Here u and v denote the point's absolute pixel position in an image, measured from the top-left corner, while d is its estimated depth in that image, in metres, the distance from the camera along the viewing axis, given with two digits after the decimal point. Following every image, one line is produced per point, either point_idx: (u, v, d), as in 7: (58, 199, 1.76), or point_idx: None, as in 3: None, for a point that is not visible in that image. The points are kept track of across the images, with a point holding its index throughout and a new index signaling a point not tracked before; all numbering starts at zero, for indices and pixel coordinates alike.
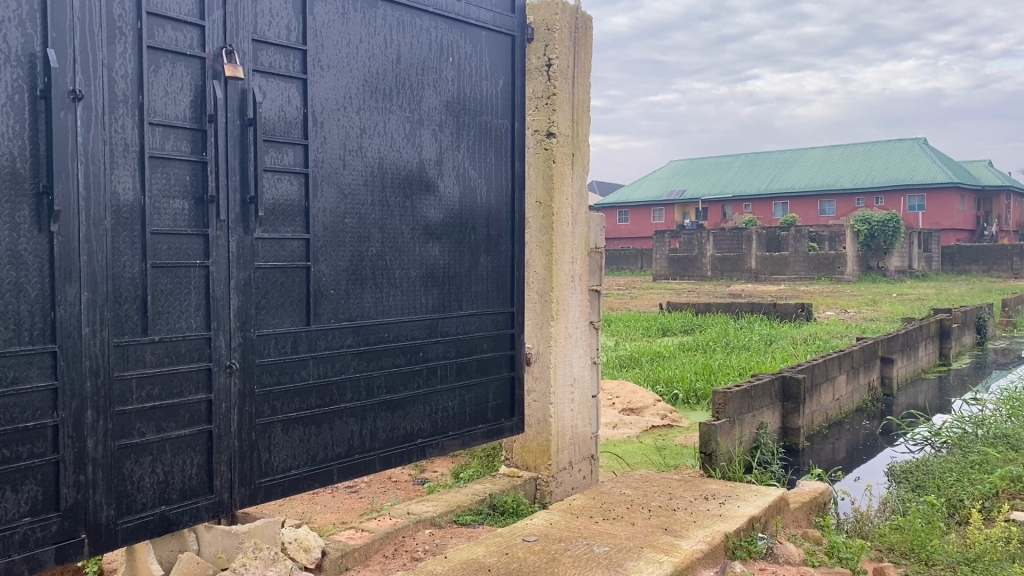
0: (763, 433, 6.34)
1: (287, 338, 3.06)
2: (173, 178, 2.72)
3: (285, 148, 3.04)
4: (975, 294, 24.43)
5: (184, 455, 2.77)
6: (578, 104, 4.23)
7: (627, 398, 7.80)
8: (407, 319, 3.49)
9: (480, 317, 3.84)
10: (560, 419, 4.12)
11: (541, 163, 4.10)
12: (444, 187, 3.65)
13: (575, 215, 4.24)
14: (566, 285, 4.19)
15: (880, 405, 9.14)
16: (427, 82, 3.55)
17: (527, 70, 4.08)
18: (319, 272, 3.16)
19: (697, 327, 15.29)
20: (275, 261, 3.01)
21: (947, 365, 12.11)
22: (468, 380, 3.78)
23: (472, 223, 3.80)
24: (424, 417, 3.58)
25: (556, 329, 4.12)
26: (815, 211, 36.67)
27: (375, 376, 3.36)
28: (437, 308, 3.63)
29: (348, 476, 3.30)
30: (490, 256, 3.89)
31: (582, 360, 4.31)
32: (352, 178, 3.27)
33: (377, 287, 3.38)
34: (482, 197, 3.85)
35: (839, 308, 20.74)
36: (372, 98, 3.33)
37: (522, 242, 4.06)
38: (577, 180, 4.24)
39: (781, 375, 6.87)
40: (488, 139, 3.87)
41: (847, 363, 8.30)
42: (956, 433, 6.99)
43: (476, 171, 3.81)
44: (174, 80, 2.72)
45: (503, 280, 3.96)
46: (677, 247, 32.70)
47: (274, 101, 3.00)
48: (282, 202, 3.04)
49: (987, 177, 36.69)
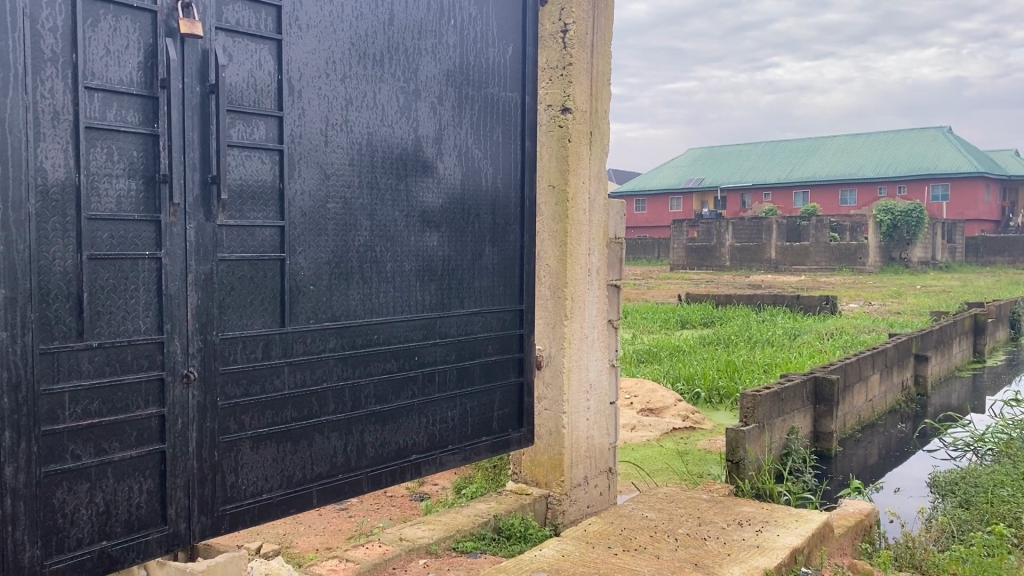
0: (793, 438, 5.88)
1: (256, 342, 2.63)
2: (117, 152, 2.29)
3: (256, 121, 2.61)
4: (1001, 287, 23.73)
5: (131, 480, 2.35)
6: (598, 76, 3.75)
7: (646, 398, 7.35)
8: (401, 319, 3.05)
9: (485, 316, 3.41)
10: (574, 430, 3.68)
11: (554, 142, 3.63)
12: (444, 168, 3.21)
13: (593, 201, 3.77)
14: (582, 278, 3.73)
15: (914, 406, 8.63)
16: (425, 48, 3.10)
17: (540, 37, 3.61)
18: (296, 266, 2.73)
19: (717, 320, 14.80)
20: (243, 252, 2.58)
21: (982, 362, 11.55)
22: (470, 387, 3.34)
23: (477, 211, 3.36)
24: (419, 430, 3.15)
25: (572, 330, 3.66)
26: (836, 200, 35.96)
27: (362, 384, 2.93)
28: (435, 306, 3.19)
29: (329, 500, 2.88)
30: (496, 247, 3.45)
31: (599, 363, 3.86)
32: (337, 157, 2.83)
33: (366, 282, 2.94)
34: (487, 180, 3.40)
35: (863, 301, 20.14)
36: (360, 64, 2.89)
37: (532, 231, 3.61)
38: (595, 162, 3.78)
39: (813, 376, 6.39)
40: (494, 114, 3.42)
41: (881, 361, 7.80)
42: (1002, 439, 6.49)
43: (481, 150, 3.36)
44: (117, 37, 2.28)
45: (510, 273, 3.52)
46: (696, 237, 32.15)
47: (242, 65, 2.56)
48: (251, 182, 2.60)
49: (1014, 167, 35.78)
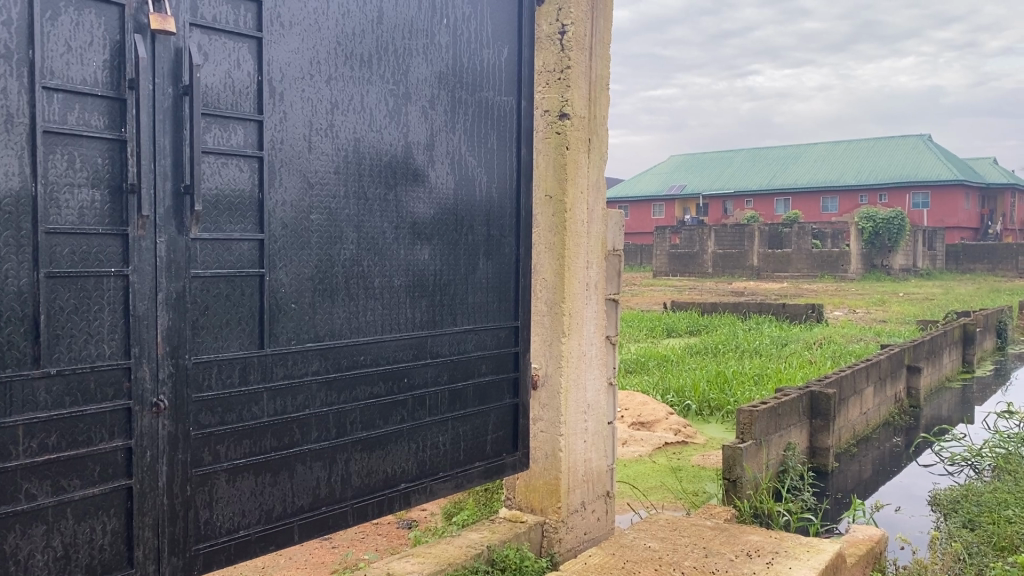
0: (790, 455, 5.71)
1: (233, 365, 2.42)
2: (79, 160, 2.08)
3: (234, 125, 2.40)
4: (981, 295, 23.79)
5: (93, 521, 2.14)
6: (597, 81, 3.58)
7: (637, 411, 7.17)
8: (389, 338, 2.85)
9: (479, 334, 3.21)
10: (571, 453, 3.49)
11: (551, 150, 3.44)
12: (436, 176, 3.01)
13: (591, 211, 3.59)
14: (580, 293, 3.54)
15: (907, 418, 8.51)
16: (416, 48, 2.90)
17: (536, 39, 3.43)
18: (276, 282, 2.53)
19: (703, 328, 14.67)
20: (218, 268, 2.37)
21: (971, 371, 11.46)
22: (463, 410, 3.14)
23: (470, 222, 3.16)
24: (409, 457, 2.94)
25: (569, 348, 3.47)
26: (818, 208, 36.06)
27: (348, 410, 2.72)
28: (426, 323, 2.99)
29: (312, 534, 2.67)
30: (491, 260, 3.25)
31: (597, 382, 3.67)
32: (321, 165, 2.63)
33: (352, 298, 2.74)
34: (481, 189, 3.20)
35: (846, 309, 20.09)
36: (347, 65, 2.69)
37: (528, 243, 3.41)
38: (593, 171, 3.60)
39: (809, 389, 6.23)
40: (489, 120, 3.22)
41: (875, 374, 7.66)
42: (1000, 454, 6.36)
43: (475, 158, 3.16)
44: (80, 32, 2.07)
45: (505, 288, 3.32)
46: (679, 243, 32.12)
47: (218, 65, 2.35)
48: (227, 192, 2.39)
49: (994, 175, 36.02)
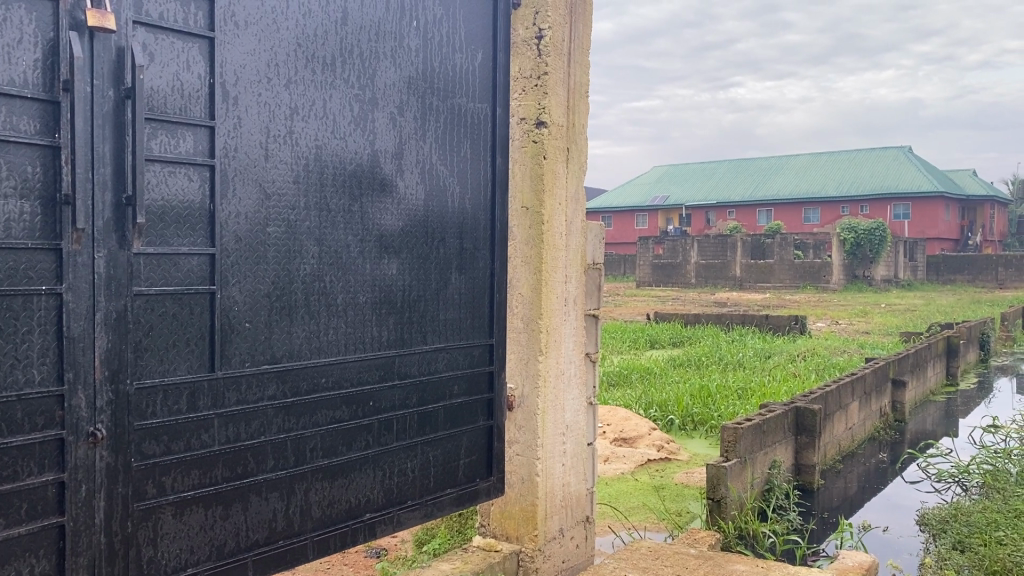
0: (775, 473, 5.56)
1: (180, 391, 2.24)
2: (6, 168, 1.90)
3: (182, 132, 2.23)
4: (962, 305, 23.86)
5: (20, 563, 1.95)
6: (575, 88, 3.43)
7: (619, 427, 7.01)
8: (353, 359, 2.67)
9: (451, 353, 3.03)
10: (548, 478, 3.32)
11: (528, 159, 3.28)
12: (405, 186, 2.84)
13: (569, 224, 3.44)
14: (558, 309, 3.38)
15: (892, 432, 8.40)
16: (383, 51, 2.74)
17: (511, 44, 3.27)
18: (229, 299, 2.35)
19: (686, 340, 14.56)
20: (164, 285, 2.20)
21: (955, 384, 11.39)
22: (433, 434, 2.96)
23: (441, 234, 2.99)
24: (374, 485, 2.77)
25: (547, 367, 3.30)
26: (800, 218, 36.17)
27: (307, 436, 2.55)
28: (394, 342, 2.82)
29: (268, 571, 2.48)
30: (464, 275, 3.08)
31: (576, 403, 3.51)
32: (279, 174, 2.46)
33: (313, 316, 2.56)
34: (454, 200, 3.04)
35: (829, 320, 20.07)
36: (308, 68, 2.53)
37: (503, 257, 3.25)
38: (572, 182, 3.45)
39: (794, 405, 6.10)
40: (462, 127, 3.06)
41: (860, 388, 7.55)
42: (988, 470, 6.25)
43: (446, 167, 3.00)
44: (8, 29, 1.89)
45: (478, 304, 3.16)
46: (661, 253, 32.10)
47: (165, 66, 2.18)
48: (175, 203, 2.22)
49: (973, 187, 36.26)
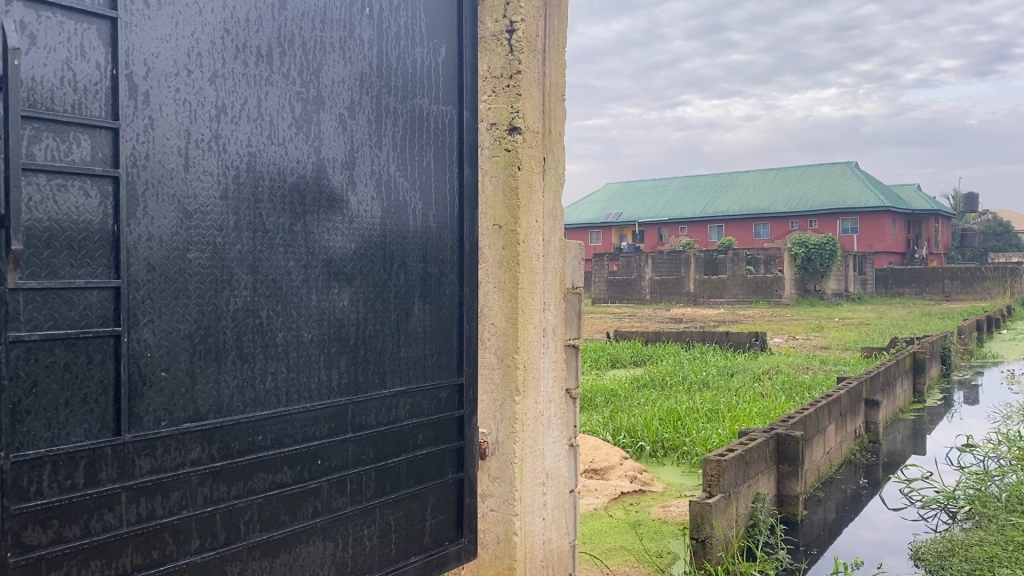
0: (759, 506, 5.19)
1: (75, 461, 1.76)
2: None
3: (75, 134, 1.76)
4: (911, 318, 24.04)
5: None
6: (550, 90, 3.05)
7: (589, 456, 6.60)
8: (297, 410, 2.22)
9: (415, 397, 2.59)
10: (528, 536, 2.90)
11: (500, 170, 2.87)
12: (357, 202, 2.40)
13: (547, 243, 3.04)
14: (536, 341, 2.96)
15: (866, 454, 8.13)
16: (330, 42, 2.31)
17: (479, 39, 2.87)
18: (140, 344, 1.89)
19: (648, 358, 14.26)
20: (50, 330, 1.72)
21: (922, 401, 11.21)
22: (394, 493, 2.52)
23: (403, 258, 2.55)
24: (324, 560, 2.31)
25: (524, 408, 2.87)
26: (751, 234, 36.41)
27: (241, 506, 2.09)
28: (347, 388, 2.37)
29: None
30: (429, 304, 2.64)
31: (556, 446, 3.09)
32: (202, 187, 2.01)
33: (247, 361, 2.11)
34: (417, 218, 2.60)
35: (786, 336, 20.00)
36: (238, 60, 2.09)
37: (472, 283, 2.83)
38: (550, 195, 3.07)
39: (775, 432, 5.75)
40: (425, 133, 2.63)
41: (836, 410, 7.25)
42: (975, 493, 5.97)
43: (407, 179, 2.57)
44: None
45: (445, 338, 2.72)
46: (616, 270, 31.99)
47: (50, 52, 1.72)
48: (67, 224, 1.75)
49: (919, 202, 36.85)
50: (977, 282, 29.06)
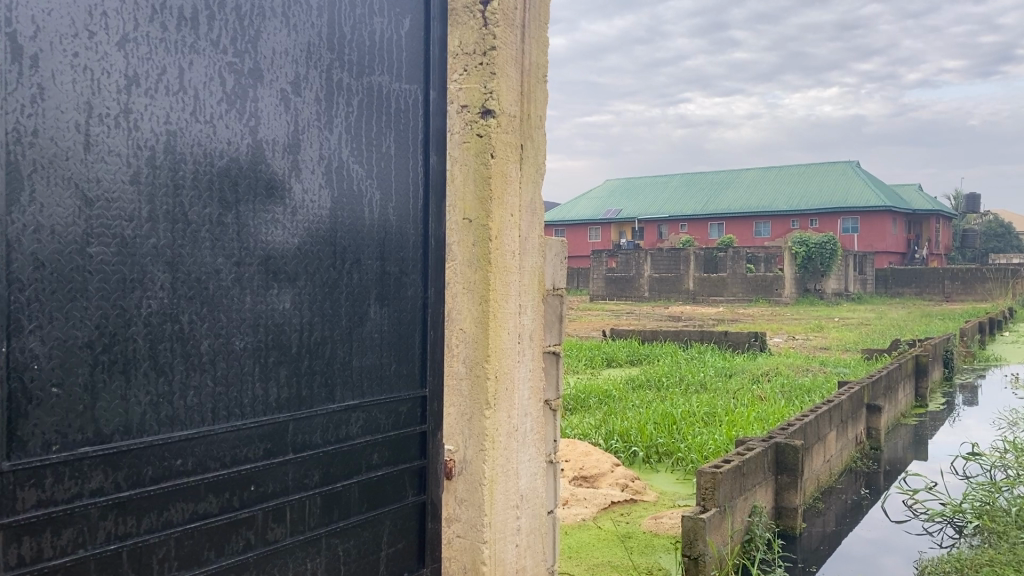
0: (756, 520, 4.88)
1: None
2: None
3: None
4: (912, 319, 23.71)
5: None
6: (530, 69, 2.76)
7: (579, 463, 6.31)
8: (225, 430, 1.93)
9: (369, 412, 2.29)
10: (498, 564, 2.61)
11: (471, 158, 2.58)
12: (302, 190, 2.10)
13: (524, 240, 2.74)
14: (511, 347, 2.66)
15: (868, 462, 7.83)
16: (271, 7, 2.01)
17: (448, 12, 2.58)
18: (24, 356, 1.59)
19: (644, 358, 13.97)
20: None
21: (924, 406, 10.92)
22: (344, 521, 2.22)
23: (356, 256, 2.25)
24: None
25: (496, 424, 2.58)
26: (751, 232, 36.10)
27: (153, 543, 1.80)
28: (287, 403, 2.07)
29: None
30: (387, 308, 2.35)
31: (533, 464, 2.80)
32: (106, 170, 1.71)
33: (163, 373, 1.82)
34: (373, 209, 2.30)
35: (786, 336, 19.70)
36: (155, 22, 1.79)
37: (437, 283, 2.53)
38: (528, 186, 2.77)
39: (773, 442, 5.45)
40: (385, 113, 2.33)
41: (837, 416, 6.96)
42: (983, 506, 5.69)
43: (363, 166, 2.27)
44: None
45: (406, 345, 2.42)
46: (615, 267, 31.70)
47: None
48: None
49: (921, 201, 36.54)
50: (978, 284, 28.75)
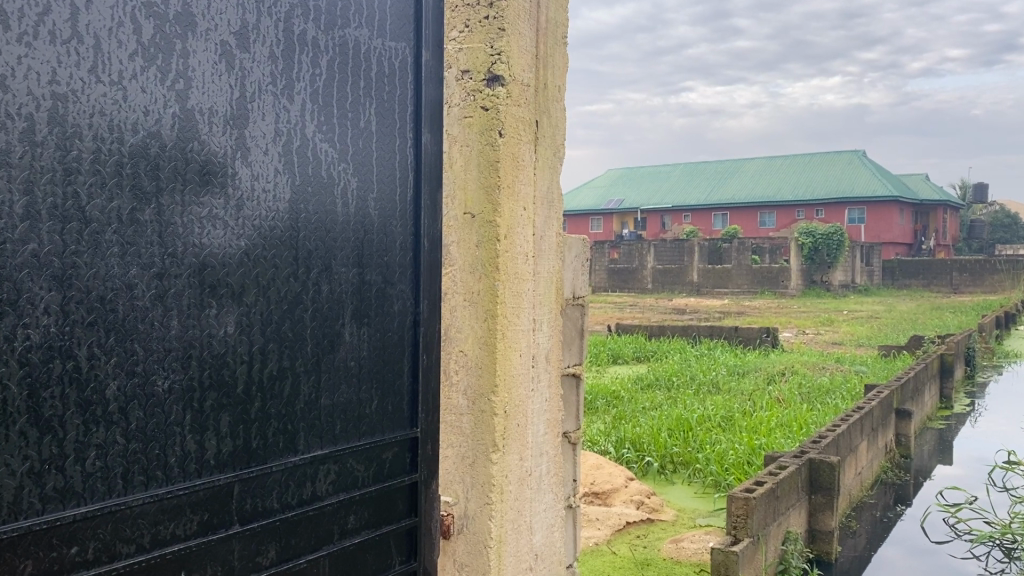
0: (790, 549, 4.42)
1: None
2: None
3: None
4: (920, 311, 23.15)
5: None
6: (547, 28, 2.28)
7: (589, 478, 5.81)
8: (143, 501, 1.42)
9: (344, 463, 1.79)
10: None
11: (474, 137, 2.10)
12: (249, 176, 1.59)
13: (539, 239, 2.25)
14: (523, 372, 2.17)
15: (897, 471, 7.33)
16: None
17: None
18: None
19: (651, 354, 13.48)
20: None
21: (949, 408, 10.41)
22: None
23: (325, 262, 1.73)
24: None
25: (504, 468, 2.09)
26: (755, 222, 35.53)
27: None
28: (232, 458, 1.57)
29: None
30: (366, 328, 1.84)
31: (547, 512, 2.31)
32: None
33: (48, 429, 1.31)
34: (346, 201, 1.78)
35: (795, 329, 19.20)
36: None
37: (432, 294, 2.03)
38: (544, 173, 2.27)
39: (807, 458, 4.96)
40: (363, 78, 1.82)
41: (868, 425, 6.46)
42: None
43: (332, 145, 1.75)
44: None
45: (392, 372, 1.92)
46: (617, 258, 31.22)
47: None
48: None
49: (930, 191, 35.92)
50: (988, 275, 28.20)
